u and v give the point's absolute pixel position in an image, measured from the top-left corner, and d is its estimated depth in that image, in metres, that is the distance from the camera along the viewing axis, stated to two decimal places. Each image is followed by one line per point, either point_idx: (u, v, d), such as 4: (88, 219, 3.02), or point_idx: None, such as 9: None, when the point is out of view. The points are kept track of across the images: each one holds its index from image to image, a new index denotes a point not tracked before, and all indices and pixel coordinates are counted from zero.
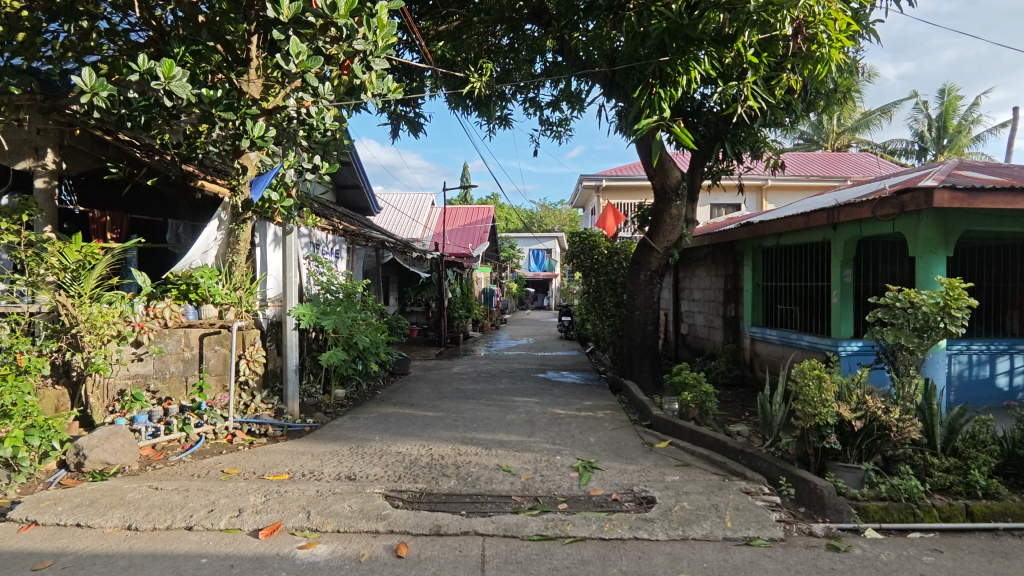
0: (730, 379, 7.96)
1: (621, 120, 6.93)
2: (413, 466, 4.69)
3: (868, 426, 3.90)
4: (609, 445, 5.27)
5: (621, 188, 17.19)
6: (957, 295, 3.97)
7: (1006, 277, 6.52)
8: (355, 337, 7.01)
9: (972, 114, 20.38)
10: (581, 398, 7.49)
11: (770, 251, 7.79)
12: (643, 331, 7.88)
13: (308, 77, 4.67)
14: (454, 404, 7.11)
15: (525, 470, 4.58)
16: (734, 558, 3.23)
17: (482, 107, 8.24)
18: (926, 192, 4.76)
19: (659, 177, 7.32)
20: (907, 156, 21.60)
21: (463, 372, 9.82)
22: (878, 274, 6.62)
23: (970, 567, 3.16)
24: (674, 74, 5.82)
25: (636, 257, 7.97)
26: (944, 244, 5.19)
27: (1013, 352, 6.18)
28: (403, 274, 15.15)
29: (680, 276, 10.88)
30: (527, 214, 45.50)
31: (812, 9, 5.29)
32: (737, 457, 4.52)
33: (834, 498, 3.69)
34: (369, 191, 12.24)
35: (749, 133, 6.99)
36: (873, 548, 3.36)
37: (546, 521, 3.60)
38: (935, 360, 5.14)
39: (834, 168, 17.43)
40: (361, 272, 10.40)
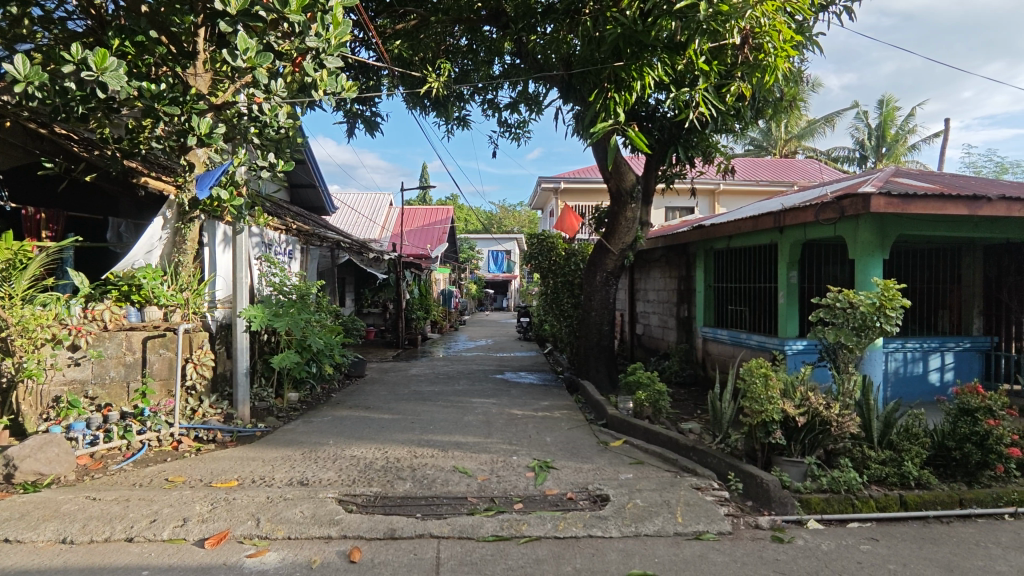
0: (683, 378, 8.16)
1: (578, 123, 7.02)
2: (368, 469, 4.62)
3: (811, 422, 4.07)
4: (565, 444, 5.32)
5: (579, 190, 17.40)
6: (892, 295, 4.18)
7: (937, 279, 6.92)
8: (309, 339, 6.85)
9: (908, 124, 21.52)
10: (537, 398, 7.53)
11: (721, 253, 8.02)
12: (599, 331, 7.99)
13: (257, 73, 4.53)
14: (410, 406, 7.04)
15: (481, 471, 4.58)
16: (684, 552, 3.31)
17: (440, 106, 8.20)
18: (864, 197, 4.99)
19: (614, 180, 7.47)
20: (849, 164, 22.64)
21: (420, 374, 9.78)
22: (822, 275, 6.91)
23: (902, 553, 3.33)
24: (629, 79, 5.94)
25: (592, 258, 8.06)
26: (881, 247, 5.47)
27: (944, 350, 6.58)
28: (360, 275, 14.94)
29: (636, 277, 11.09)
30: (485, 214, 45.45)
31: (759, 21, 5.45)
32: (688, 453, 4.64)
33: (779, 492, 3.82)
34: (325, 191, 12.00)
35: (701, 138, 7.21)
36: (814, 539, 3.50)
37: (501, 521, 3.62)
38: (872, 357, 5.39)
39: (782, 174, 18.10)
40: (316, 273, 10.20)
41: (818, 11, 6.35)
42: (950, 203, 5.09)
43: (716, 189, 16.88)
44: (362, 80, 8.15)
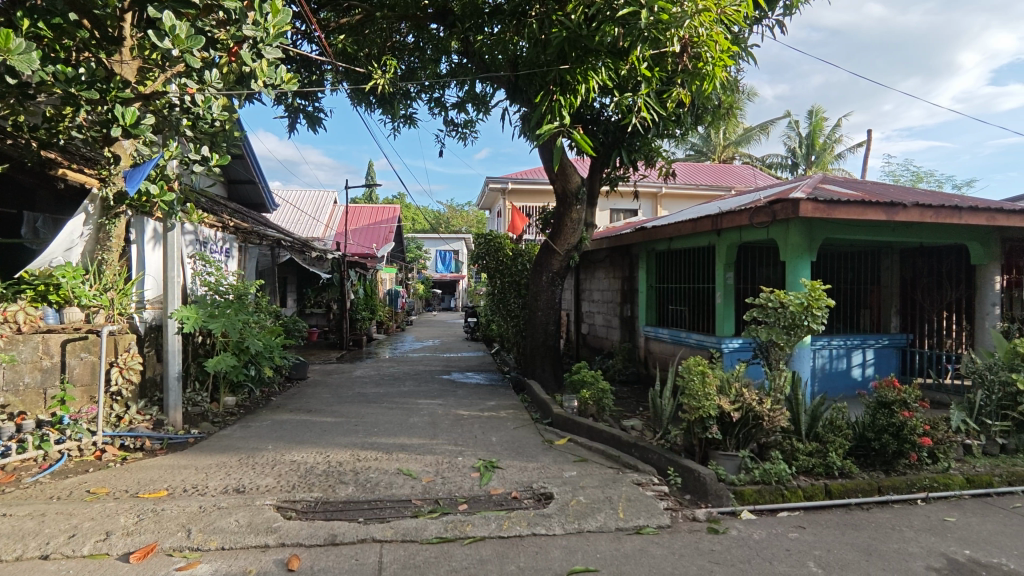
0: (626, 376, 8.35)
1: (525, 124, 7.07)
2: (309, 474, 4.49)
3: (744, 417, 4.24)
4: (510, 443, 5.35)
5: (525, 191, 17.52)
6: (818, 296, 4.41)
7: (860, 280, 7.35)
8: (247, 341, 6.59)
9: (835, 133, 22.82)
10: (483, 399, 7.54)
11: (662, 255, 8.24)
12: (545, 331, 8.06)
13: (189, 57, 4.28)
14: (354, 409, 6.89)
15: (426, 472, 4.54)
16: (625, 547, 3.39)
17: (386, 104, 8.08)
18: (794, 202, 5.23)
19: (560, 182, 7.57)
20: (782, 170, 23.75)
21: (365, 375, 9.59)
22: (755, 277, 7.22)
23: (827, 539, 3.52)
24: (573, 82, 6.04)
25: (538, 259, 8.12)
26: (809, 250, 5.77)
27: (865, 347, 7.02)
28: (302, 274, 14.53)
29: (581, 278, 11.27)
30: (433, 213, 45.10)
31: (697, 30, 5.61)
32: (630, 450, 4.76)
33: (715, 484, 3.98)
34: (265, 187, 11.59)
35: (644, 142, 7.39)
36: (747, 529, 3.66)
37: (445, 523, 3.60)
38: (801, 354, 5.68)
39: (720, 178, 18.83)
40: (255, 273, 9.83)
41: (753, 23, 6.63)
42: (871, 209, 5.40)
43: (658, 192, 17.37)
44: (304, 73, 7.93)
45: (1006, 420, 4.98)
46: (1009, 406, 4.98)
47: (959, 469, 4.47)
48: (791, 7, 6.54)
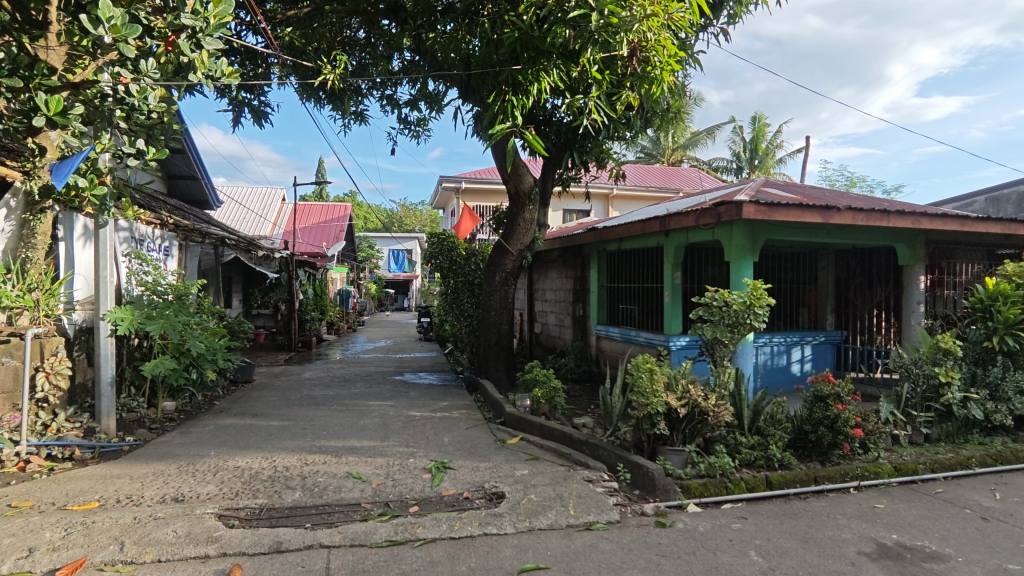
0: (578, 374, 8.47)
1: (478, 124, 7.05)
2: (253, 480, 4.34)
3: (691, 413, 4.36)
4: (463, 444, 5.32)
5: (479, 191, 17.50)
6: (759, 295, 4.58)
7: (799, 279, 7.66)
8: (187, 343, 6.32)
9: (776, 139, 23.79)
10: (437, 399, 7.50)
11: (613, 255, 8.38)
12: (498, 331, 8.07)
13: (124, 47, 4.08)
14: (303, 412, 6.72)
15: (376, 475, 4.46)
16: (575, 543, 3.42)
17: (336, 100, 7.90)
18: (737, 204, 5.39)
19: (513, 182, 7.60)
20: (727, 173, 24.57)
21: (314, 377, 9.36)
22: (702, 277, 7.45)
23: (767, 529, 3.67)
24: (526, 83, 6.07)
25: (491, 259, 8.12)
26: (751, 251, 5.99)
27: (803, 343, 7.35)
28: (248, 274, 14.07)
29: (534, 277, 11.34)
30: (386, 213, 44.47)
31: (645, 35, 5.69)
32: (581, 447, 4.82)
33: (663, 479, 4.07)
34: (208, 183, 11.14)
35: (594, 144, 7.51)
36: (693, 521, 3.76)
37: (396, 526, 3.55)
38: (744, 351, 5.88)
39: (669, 180, 19.34)
40: (196, 272, 9.43)
41: (699, 31, 6.83)
42: (809, 211, 5.63)
43: (610, 194, 17.67)
44: (249, 66, 7.67)
45: (929, 411, 5.30)
46: (931, 398, 5.31)
47: (888, 458, 4.74)
48: (735, 16, 6.77)
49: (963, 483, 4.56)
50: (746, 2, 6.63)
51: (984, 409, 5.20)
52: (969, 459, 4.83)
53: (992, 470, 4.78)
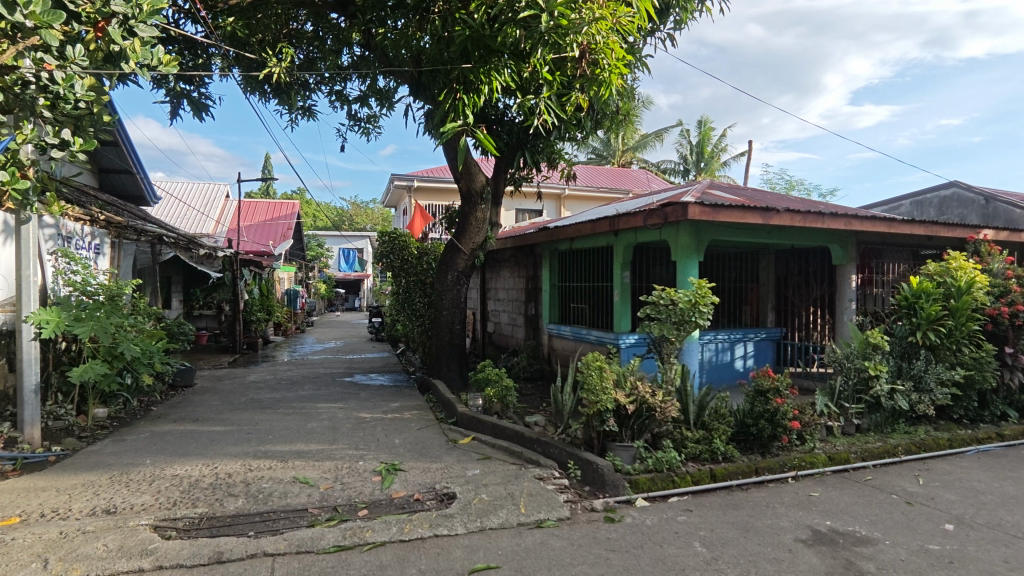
0: (530, 373, 8.52)
1: (428, 122, 6.98)
2: (193, 489, 4.16)
3: (639, 409, 4.46)
4: (414, 445, 5.26)
5: (431, 189, 17.36)
6: (704, 293, 4.73)
7: (742, 278, 7.94)
8: (120, 346, 5.97)
9: (721, 142, 24.61)
10: (388, 400, 7.38)
11: (564, 254, 8.47)
12: (450, 331, 8.01)
13: (47, 35, 3.83)
14: (247, 416, 6.49)
15: (324, 479, 4.36)
16: (526, 541, 3.44)
17: (282, 94, 7.66)
18: (683, 205, 5.53)
19: (465, 181, 7.57)
20: (675, 176, 25.25)
21: (259, 380, 9.06)
22: (650, 276, 7.62)
23: (711, 520, 3.78)
24: (477, 82, 6.05)
25: (442, 258, 8.05)
26: (696, 251, 6.17)
27: (746, 340, 7.62)
28: (189, 274, 13.50)
29: (487, 276, 11.34)
30: (336, 211, 43.54)
31: (594, 38, 5.78)
32: (533, 445, 4.85)
33: (612, 475, 4.15)
34: (144, 177, 10.60)
35: (546, 145, 7.58)
36: (640, 515, 3.84)
37: (344, 531, 3.48)
38: (690, 348, 6.06)
39: (620, 181, 19.73)
40: (131, 272, 8.95)
41: (646, 36, 7.00)
42: (750, 213, 5.84)
43: (561, 194, 17.85)
44: (187, 56, 7.34)
45: (860, 402, 5.60)
46: (862, 390, 5.61)
47: (822, 448, 4.98)
48: (681, 22, 6.95)
49: (890, 470, 4.84)
50: (691, 9, 6.81)
51: (909, 400, 5.53)
52: (896, 448, 5.12)
53: (916, 458, 5.09)
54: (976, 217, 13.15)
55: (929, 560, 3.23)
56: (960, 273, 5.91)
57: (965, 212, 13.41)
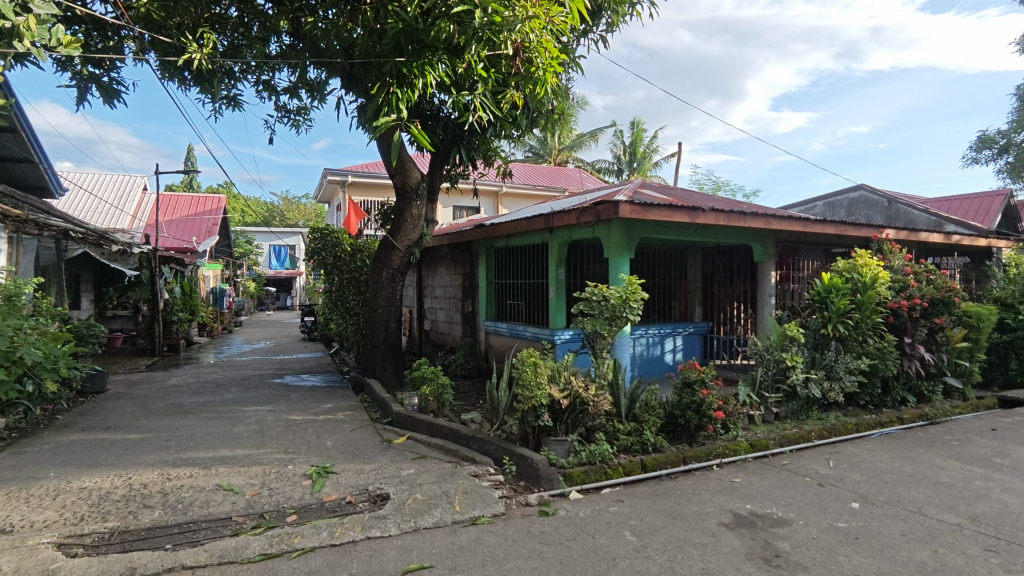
0: (467, 370, 8.49)
1: (361, 116, 6.82)
2: (103, 502, 3.89)
3: (573, 403, 4.54)
4: (346, 446, 5.13)
5: (366, 185, 16.98)
6: (634, 289, 4.88)
7: (671, 275, 8.23)
8: (20, 351, 5.44)
9: (653, 143, 25.40)
10: (320, 401, 7.16)
11: (501, 252, 8.50)
12: (385, 329, 7.87)
13: None
14: (166, 422, 6.12)
15: (250, 486, 4.18)
16: (460, 539, 3.42)
17: (204, 81, 7.25)
18: (615, 204, 5.64)
19: (399, 176, 7.43)
20: (609, 175, 25.84)
21: (181, 384, 8.57)
22: (584, 272, 7.77)
23: (641, 509, 3.90)
24: (410, 76, 5.95)
25: (377, 255, 7.88)
26: (628, 248, 6.34)
27: (675, 334, 7.92)
28: (100, 271, 12.59)
29: (423, 274, 11.22)
30: (266, 206, 41.85)
31: (528, 36, 5.81)
32: (469, 443, 4.84)
33: (546, 469, 4.20)
34: (47, 168, 9.79)
35: (482, 141, 7.57)
36: (574, 508, 3.91)
37: (270, 538, 3.35)
38: (622, 343, 6.22)
39: (556, 180, 19.96)
40: (32, 269, 8.23)
41: (579, 36, 7.11)
42: (678, 212, 6.03)
43: (498, 191, 17.88)
44: (95, 37, 6.82)
45: (778, 391, 5.94)
46: (780, 380, 5.95)
47: (744, 436, 5.24)
48: (612, 24, 7.09)
49: (804, 454, 5.15)
50: (622, 12, 6.98)
51: (822, 388, 5.91)
52: (810, 433, 5.47)
53: (827, 442, 5.45)
54: (880, 219, 14.23)
55: (837, 536, 3.46)
56: (866, 270, 6.37)
57: (871, 213, 14.45)
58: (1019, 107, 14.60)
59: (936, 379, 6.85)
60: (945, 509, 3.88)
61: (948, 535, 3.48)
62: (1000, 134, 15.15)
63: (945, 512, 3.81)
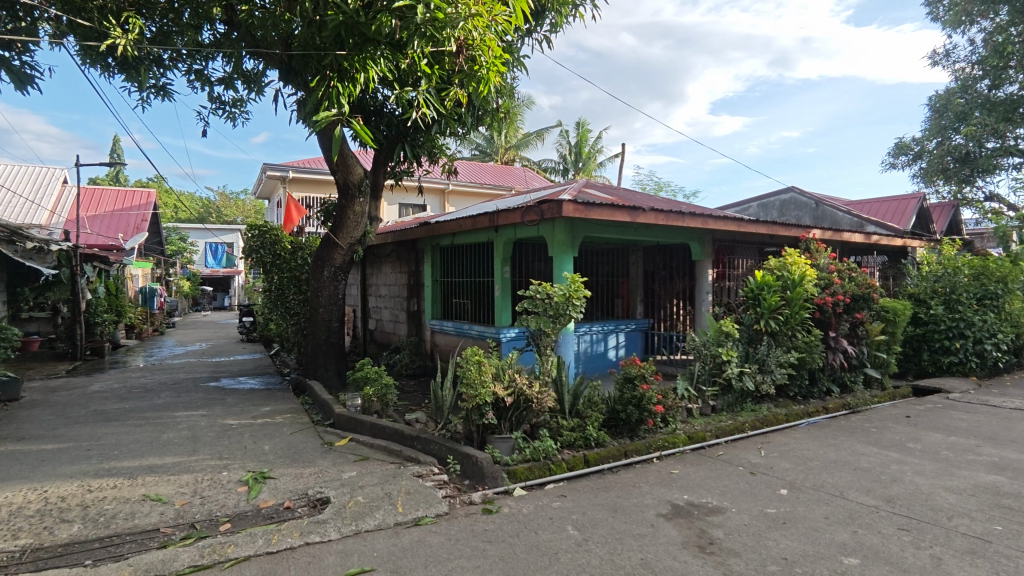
0: (413, 370, 8.39)
1: (301, 109, 6.62)
2: (15, 518, 3.61)
3: (517, 401, 4.58)
4: (285, 450, 4.98)
5: (307, 180, 16.51)
6: (577, 287, 4.96)
7: (614, 273, 8.40)
8: None
9: (598, 144, 25.85)
10: (258, 404, 6.91)
11: (446, 249, 8.44)
12: (327, 329, 7.67)
13: None
14: (88, 430, 5.75)
15: (180, 495, 3.98)
16: (403, 541, 3.38)
17: (130, 69, 6.84)
18: (558, 203, 5.71)
19: (341, 173, 7.25)
20: (555, 174, 26.11)
21: (105, 389, 8.07)
22: (529, 271, 7.82)
23: (582, 504, 3.96)
24: (352, 70, 5.81)
25: (318, 253, 7.66)
26: (572, 247, 6.42)
27: (618, 331, 8.10)
28: (13, 270, 11.36)
29: (367, 272, 11.01)
30: (201, 202, 40.01)
31: (471, 34, 5.78)
32: (413, 443, 4.79)
33: (490, 467, 4.21)
34: None
35: (426, 138, 7.48)
36: (517, 505, 3.93)
37: (201, 548, 3.21)
38: (566, 340, 6.30)
39: (503, 178, 20.00)
40: None
41: (523, 35, 7.14)
42: (619, 211, 6.14)
43: (444, 189, 17.77)
44: (5, 18, 6.32)
45: (715, 384, 6.17)
46: (716, 373, 6.19)
47: (683, 429, 5.41)
48: (556, 25, 7.16)
49: (738, 444, 5.38)
50: (566, 13, 7.05)
51: (755, 381, 6.18)
52: (743, 425, 5.71)
53: (759, 432, 5.70)
54: (809, 219, 15.01)
55: (766, 522, 3.63)
56: (795, 268, 6.68)
57: (800, 215, 15.21)
58: (930, 117, 15.76)
59: (857, 370, 7.28)
60: (864, 492, 4.13)
61: (866, 517, 3.71)
62: (915, 141, 16.30)
63: (863, 495, 4.06)
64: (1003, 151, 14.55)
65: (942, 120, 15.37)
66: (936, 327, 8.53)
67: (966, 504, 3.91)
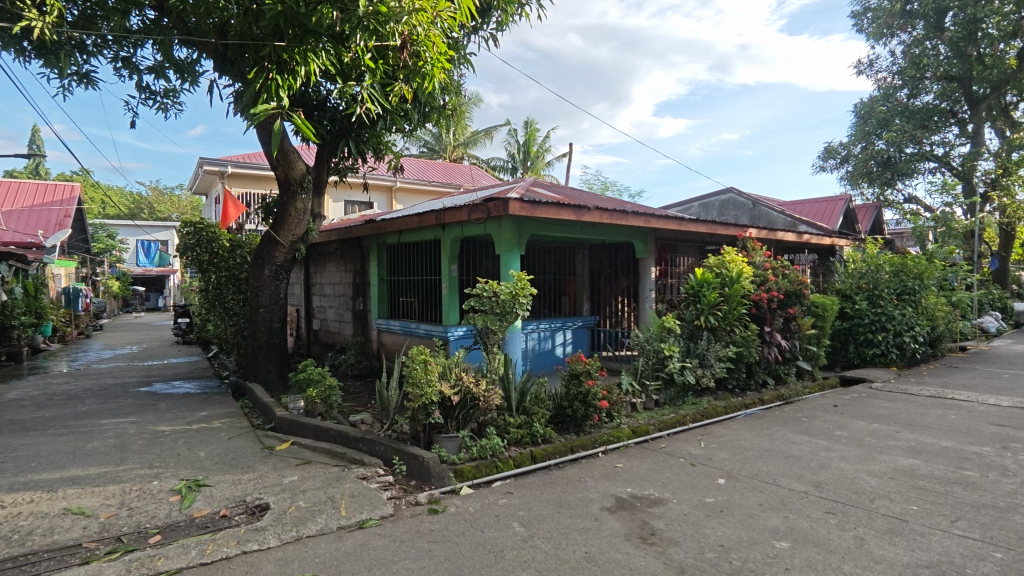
0: (359, 370, 8.23)
1: (238, 101, 6.38)
2: None
3: (463, 399, 4.56)
4: (222, 456, 4.78)
5: (247, 176, 15.90)
6: (523, 285, 4.98)
7: (561, 270, 8.50)
8: None
9: (546, 143, 26.07)
10: (193, 409, 6.61)
11: (392, 248, 8.31)
12: (268, 329, 7.41)
13: None
14: (2, 442, 5.35)
15: (106, 507, 3.76)
16: (346, 545, 3.31)
17: (48, 54, 6.40)
18: (504, 201, 5.71)
19: (282, 168, 7.01)
20: (504, 173, 26.15)
21: (22, 397, 7.52)
22: (477, 269, 7.80)
23: (529, 500, 3.99)
24: (291, 62, 5.64)
25: (258, 252, 7.38)
26: (518, 245, 6.44)
27: (565, 328, 8.19)
28: None
29: (310, 270, 10.71)
30: (130, 197, 37.84)
31: (415, 30, 5.72)
32: (357, 444, 4.70)
33: (437, 467, 4.18)
34: None
35: (371, 134, 7.34)
36: (464, 504, 3.91)
37: (128, 563, 3.04)
38: (513, 338, 6.33)
39: (451, 176, 19.87)
40: None
41: (469, 33, 7.12)
42: (565, 210, 6.20)
43: (391, 186, 17.50)
44: None
45: (658, 379, 6.34)
46: (659, 368, 6.37)
47: (627, 423, 5.53)
48: (501, 23, 7.17)
49: (679, 437, 5.55)
50: (511, 12, 7.07)
51: (695, 375, 6.38)
52: (685, 418, 5.88)
53: (700, 425, 5.89)
54: (746, 219, 15.63)
55: (704, 511, 3.76)
56: (732, 266, 6.95)
57: (738, 214, 15.81)
58: (856, 122, 16.70)
59: (790, 363, 7.64)
60: (795, 479, 4.33)
61: (796, 502, 3.90)
62: (842, 145, 17.23)
63: (795, 482, 4.26)
64: (920, 156, 15.58)
65: (866, 126, 16.33)
66: (861, 320, 9.05)
67: (885, 486, 4.17)
